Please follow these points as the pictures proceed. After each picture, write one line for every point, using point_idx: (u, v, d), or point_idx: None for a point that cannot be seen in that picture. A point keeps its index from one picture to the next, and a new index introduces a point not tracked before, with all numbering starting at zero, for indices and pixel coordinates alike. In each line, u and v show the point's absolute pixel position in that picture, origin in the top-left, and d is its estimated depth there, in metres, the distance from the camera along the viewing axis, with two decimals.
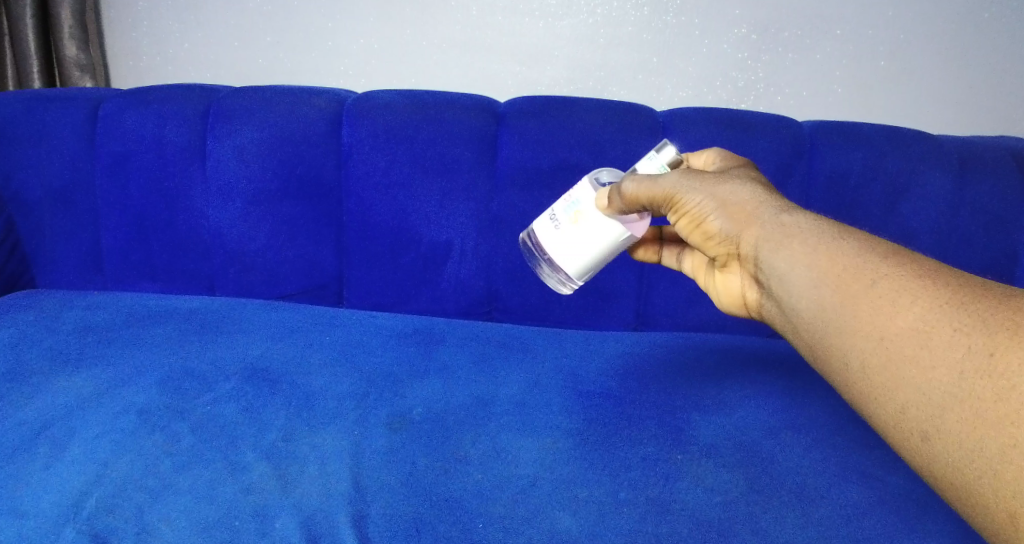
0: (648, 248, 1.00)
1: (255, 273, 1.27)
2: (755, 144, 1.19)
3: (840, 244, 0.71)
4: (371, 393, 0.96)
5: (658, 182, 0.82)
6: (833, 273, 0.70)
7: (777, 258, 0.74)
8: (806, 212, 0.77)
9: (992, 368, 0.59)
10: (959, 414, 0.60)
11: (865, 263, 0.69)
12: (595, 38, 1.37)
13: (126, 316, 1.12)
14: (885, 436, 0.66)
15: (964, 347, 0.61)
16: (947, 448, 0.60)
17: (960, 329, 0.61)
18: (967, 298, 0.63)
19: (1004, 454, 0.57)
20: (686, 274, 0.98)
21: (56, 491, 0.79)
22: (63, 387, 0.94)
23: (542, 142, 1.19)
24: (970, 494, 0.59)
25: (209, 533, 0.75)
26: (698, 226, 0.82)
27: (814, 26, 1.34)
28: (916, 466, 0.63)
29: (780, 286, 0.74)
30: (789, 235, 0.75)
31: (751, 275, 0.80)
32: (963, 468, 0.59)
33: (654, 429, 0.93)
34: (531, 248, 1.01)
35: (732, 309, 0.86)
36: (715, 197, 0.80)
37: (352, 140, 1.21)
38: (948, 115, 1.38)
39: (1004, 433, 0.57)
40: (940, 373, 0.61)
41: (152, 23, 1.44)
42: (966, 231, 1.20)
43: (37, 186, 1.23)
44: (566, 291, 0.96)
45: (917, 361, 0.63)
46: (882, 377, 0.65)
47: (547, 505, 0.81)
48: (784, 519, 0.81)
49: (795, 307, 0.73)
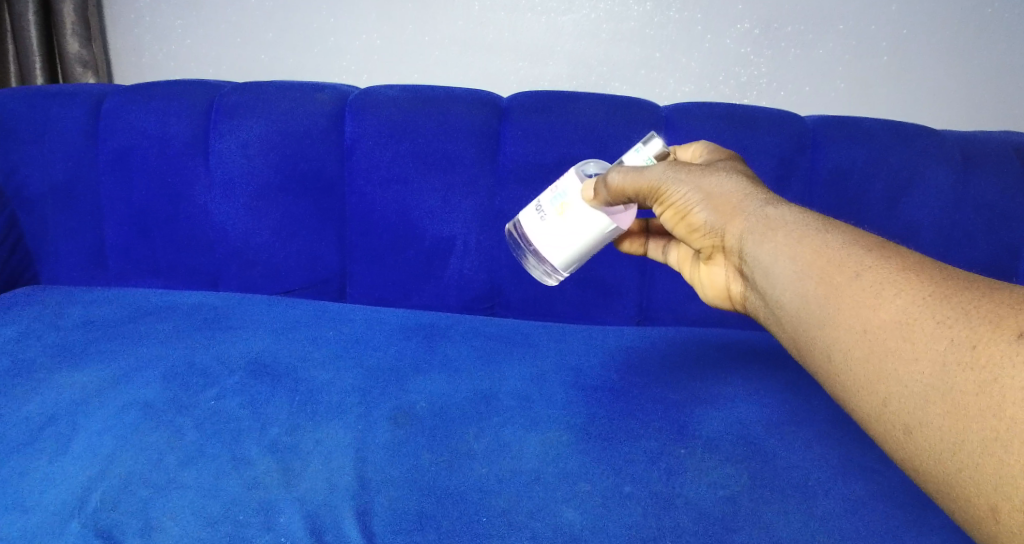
0: (634, 240, 1.00)
1: (258, 268, 1.27)
2: (757, 139, 1.19)
3: (825, 236, 0.70)
4: (374, 389, 0.97)
5: (643, 173, 0.81)
6: (816, 266, 0.68)
7: (761, 251, 0.73)
8: (792, 205, 0.76)
9: (975, 360, 0.57)
10: (941, 407, 0.58)
11: (849, 256, 0.67)
12: (597, 34, 1.36)
13: (130, 311, 1.12)
14: (868, 429, 0.64)
15: (947, 340, 0.59)
16: (929, 441, 0.58)
17: (943, 322, 0.59)
18: (951, 290, 0.61)
19: (987, 448, 0.55)
20: (672, 266, 0.97)
21: (61, 486, 0.79)
22: (68, 382, 0.95)
23: (544, 137, 1.19)
24: (953, 489, 0.57)
25: (213, 527, 0.75)
26: (682, 218, 0.81)
27: (816, 24, 1.32)
28: (900, 460, 0.61)
29: (763, 279, 0.73)
30: (773, 226, 0.73)
31: (736, 268, 0.79)
32: (947, 463, 0.57)
33: (657, 424, 0.93)
34: (517, 238, 1.00)
35: (716, 299, 0.85)
36: (701, 189, 0.80)
37: (354, 135, 1.21)
38: (952, 111, 1.36)
39: (987, 426, 0.55)
40: (923, 366, 0.59)
41: (153, 20, 1.44)
42: (970, 223, 1.19)
43: (41, 182, 1.25)
44: (551, 283, 0.95)
45: (899, 354, 0.61)
46: (864, 371, 0.63)
47: (552, 499, 0.81)
48: (788, 515, 0.81)
49: (779, 300, 0.71)
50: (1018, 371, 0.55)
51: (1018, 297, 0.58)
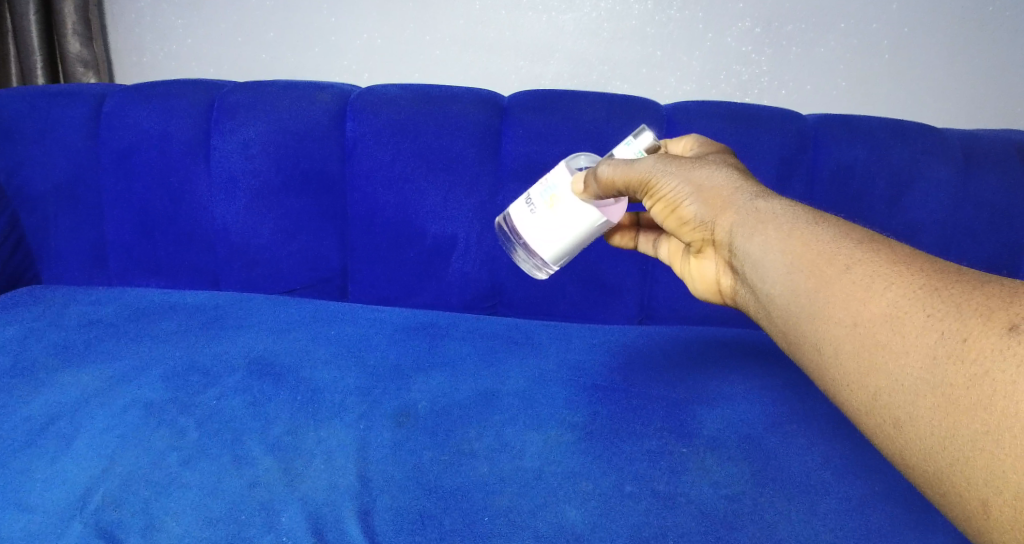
0: (624, 234, 1.00)
1: (260, 267, 1.27)
2: (758, 137, 1.19)
3: (815, 229, 0.70)
4: (376, 388, 0.97)
5: (634, 166, 0.81)
6: (806, 259, 0.68)
7: (751, 244, 0.73)
8: (782, 198, 0.76)
9: (965, 354, 0.56)
10: (931, 401, 0.58)
11: (839, 249, 0.67)
12: (598, 32, 1.36)
13: (132, 311, 1.12)
14: (857, 423, 0.63)
15: (938, 333, 0.58)
16: (919, 435, 0.58)
17: (933, 315, 0.59)
18: (942, 283, 0.60)
19: (978, 442, 0.55)
20: (662, 260, 0.97)
21: (63, 485, 0.79)
22: (70, 381, 0.95)
23: (545, 136, 1.19)
24: (943, 483, 0.57)
25: (215, 527, 0.75)
26: (673, 211, 0.81)
27: (818, 22, 1.32)
28: (889, 454, 0.61)
29: (753, 272, 0.73)
30: (764, 219, 0.73)
31: (726, 262, 0.79)
32: (936, 456, 0.57)
33: (659, 423, 0.93)
34: (509, 233, 1.00)
35: (707, 293, 0.85)
36: (691, 182, 0.80)
37: (356, 134, 1.21)
38: (953, 108, 1.36)
39: (977, 419, 0.55)
40: (912, 359, 0.59)
41: (154, 19, 1.44)
42: (971, 221, 1.19)
43: (43, 181, 1.25)
44: (543, 277, 0.95)
45: (889, 346, 0.61)
46: (854, 364, 0.62)
47: (554, 498, 0.81)
48: (790, 513, 0.81)
49: (769, 293, 0.71)
50: (1009, 364, 0.54)
51: (1009, 289, 0.58)
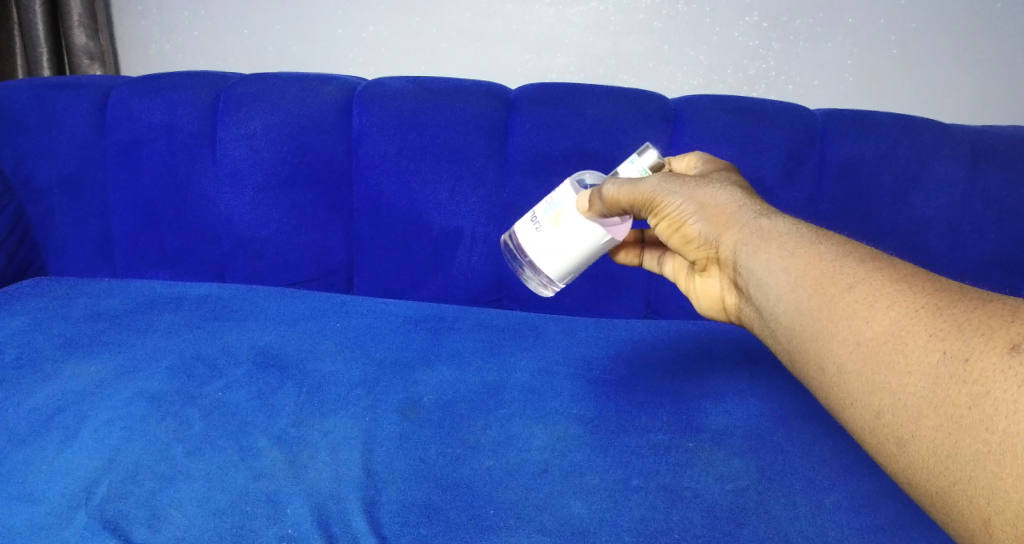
0: (628, 251, 1.00)
1: (266, 260, 1.27)
2: (765, 134, 1.18)
3: (819, 248, 0.70)
4: (382, 381, 0.97)
5: (638, 186, 0.81)
6: (810, 277, 0.68)
7: (755, 262, 0.73)
8: (786, 216, 0.76)
9: (967, 374, 0.56)
10: (934, 420, 0.57)
11: (842, 267, 0.67)
12: (606, 25, 1.35)
13: (139, 303, 1.13)
14: (862, 441, 0.63)
15: (939, 353, 0.58)
16: (921, 455, 0.58)
17: (935, 335, 0.59)
18: (944, 302, 0.60)
19: (980, 461, 0.54)
20: (666, 276, 0.97)
21: (67, 477, 0.79)
22: (75, 373, 0.95)
23: (552, 129, 1.19)
24: (946, 503, 0.57)
25: (220, 518, 0.75)
26: (677, 229, 0.81)
27: (827, 16, 1.31)
28: (893, 472, 0.61)
29: (758, 291, 0.73)
30: (768, 237, 0.73)
31: (730, 279, 0.79)
32: (939, 475, 0.57)
33: (665, 417, 0.93)
34: (512, 248, 1.00)
35: (711, 309, 0.84)
36: (695, 200, 0.80)
37: (363, 126, 1.21)
38: (961, 103, 1.35)
39: (979, 439, 0.54)
40: (916, 379, 0.59)
41: (161, 11, 1.44)
42: (978, 220, 1.19)
43: (48, 173, 1.25)
44: (546, 294, 0.95)
45: (892, 367, 0.60)
46: (858, 383, 0.62)
47: (559, 491, 0.81)
48: (796, 508, 0.81)
49: (772, 311, 0.71)
50: (1010, 384, 0.54)
51: (1011, 309, 0.57)
